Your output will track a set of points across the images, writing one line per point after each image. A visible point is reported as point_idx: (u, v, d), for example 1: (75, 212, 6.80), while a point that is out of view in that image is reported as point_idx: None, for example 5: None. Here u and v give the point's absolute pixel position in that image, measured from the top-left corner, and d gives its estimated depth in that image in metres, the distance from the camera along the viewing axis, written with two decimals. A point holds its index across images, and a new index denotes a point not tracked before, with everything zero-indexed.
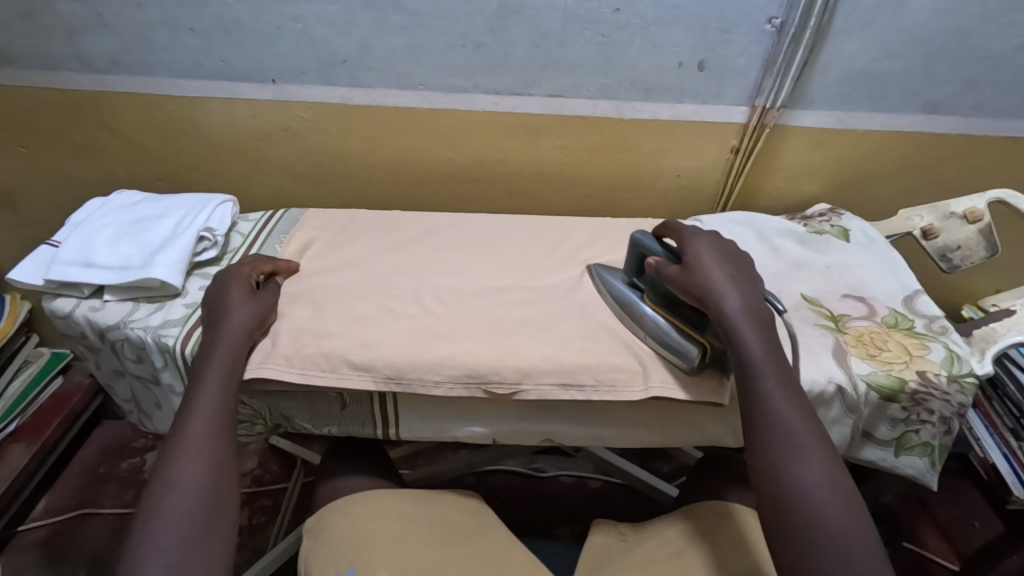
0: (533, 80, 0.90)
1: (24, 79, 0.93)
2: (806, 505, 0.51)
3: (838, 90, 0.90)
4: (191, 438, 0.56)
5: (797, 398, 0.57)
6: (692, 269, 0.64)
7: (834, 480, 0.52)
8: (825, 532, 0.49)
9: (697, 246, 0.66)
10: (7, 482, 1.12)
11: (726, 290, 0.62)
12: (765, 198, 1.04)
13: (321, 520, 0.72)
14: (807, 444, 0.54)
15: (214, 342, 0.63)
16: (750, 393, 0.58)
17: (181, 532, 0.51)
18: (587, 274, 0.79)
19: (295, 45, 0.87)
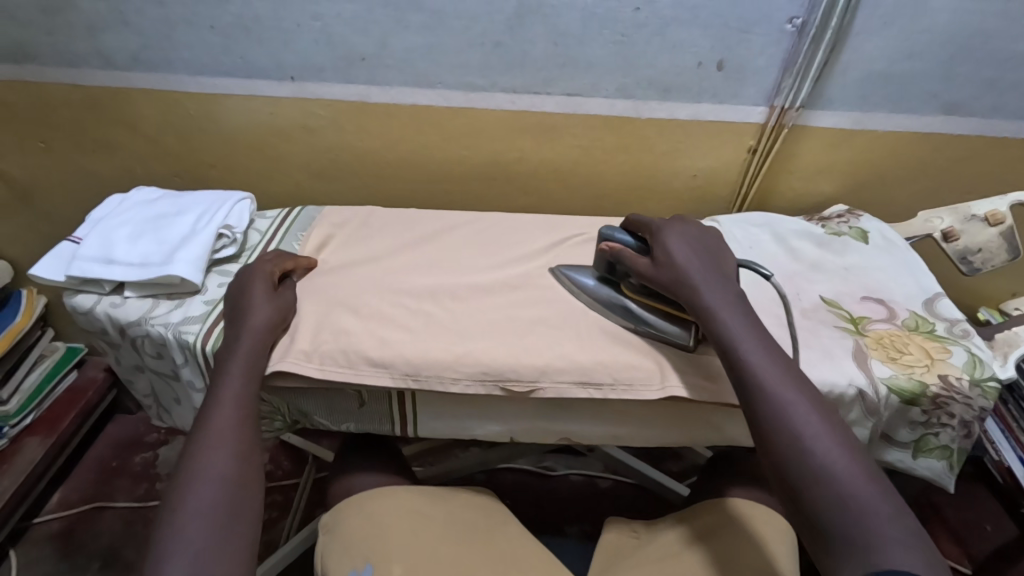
0: (551, 80, 0.90)
1: (45, 76, 0.93)
2: (809, 463, 0.51)
3: (857, 90, 0.90)
4: (216, 429, 0.57)
5: (779, 361, 0.57)
6: (665, 257, 0.66)
7: (829, 423, 0.53)
8: (834, 477, 0.50)
9: (664, 235, 0.69)
10: (23, 475, 1.14)
11: (692, 267, 0.65)
12: (781, 199, 1.04)
13: (337, 516, 0.73)
14: (804, 407, 0.54)
15: (236, 337, 0.64)
16: (733, 364, 0.58)
17: (207, 522, 0.50)
18: (552, 277, 0.79)
19: (314, 42, 0.87)
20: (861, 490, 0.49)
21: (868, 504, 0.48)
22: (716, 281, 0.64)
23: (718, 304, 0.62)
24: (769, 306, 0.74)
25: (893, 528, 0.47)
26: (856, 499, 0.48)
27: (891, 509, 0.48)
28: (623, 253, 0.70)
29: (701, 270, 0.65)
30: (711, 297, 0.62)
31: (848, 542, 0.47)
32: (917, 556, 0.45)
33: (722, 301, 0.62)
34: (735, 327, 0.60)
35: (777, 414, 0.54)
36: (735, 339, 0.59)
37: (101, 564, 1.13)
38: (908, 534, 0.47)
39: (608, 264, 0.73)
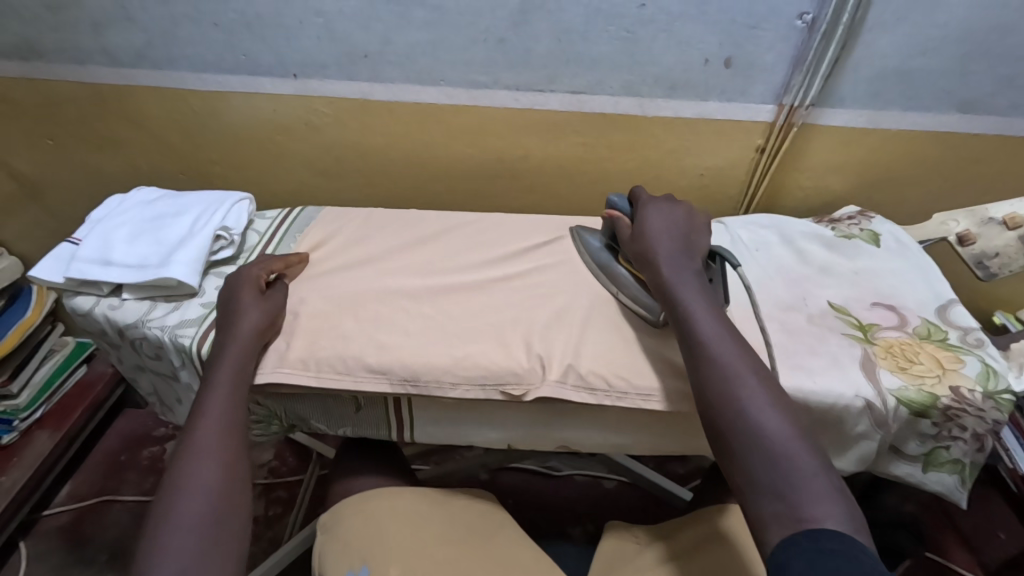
0: (555, 77, 0.88)
1: (50, 73, 0.93)
2: (739, 417, 0.51)
3: (870, 88, 0.87)
4: (201, 438, 0.56)
5: (729, 329, 0.58)
6: (640, 230, 0.70)
7: (766, 384, 0.53)
8: (760, 431, 0.50)
9: (647, 210, 0.72)
10: (33, 467, 1.15)
11: (660, 237, 0.68)
12: (791, 199, 1.01)
13: (335, 517, 0.72)
14: (744, 369, 0.54)
15: (224, 345, 0.63)
16: (682, 326, 0.60)
17: (192, 534, 0.50)
18: (569, 236, 0.84)
19: (315, 40, 0.86)
20: (800, 462, 0.47)
21: (793, 461, 0.48)
22: (685, 259, 0.66)
23: (678, 280, 0.63)
24: (776, 315, 0.73)
25: (816, 486, 0.46)
26: (795, 472, 0.47)
27: (818, 468, 0.47)
28: (619, 220, 0.75)
29: (667, 241, 0.68)
30: (672, 272, 0.64)
31: (771, 493, 0.47)
32: (837, 513, 0.45)
33: (680, 271, 0.64)
34: (695, 307, 0.60)
35: (727, 392, 0.53)
36: (694, 317, 0.59)
37: (108, 557, 1.14)
38: (843, 506, 0.45)
39: (611, 229, 0.78)
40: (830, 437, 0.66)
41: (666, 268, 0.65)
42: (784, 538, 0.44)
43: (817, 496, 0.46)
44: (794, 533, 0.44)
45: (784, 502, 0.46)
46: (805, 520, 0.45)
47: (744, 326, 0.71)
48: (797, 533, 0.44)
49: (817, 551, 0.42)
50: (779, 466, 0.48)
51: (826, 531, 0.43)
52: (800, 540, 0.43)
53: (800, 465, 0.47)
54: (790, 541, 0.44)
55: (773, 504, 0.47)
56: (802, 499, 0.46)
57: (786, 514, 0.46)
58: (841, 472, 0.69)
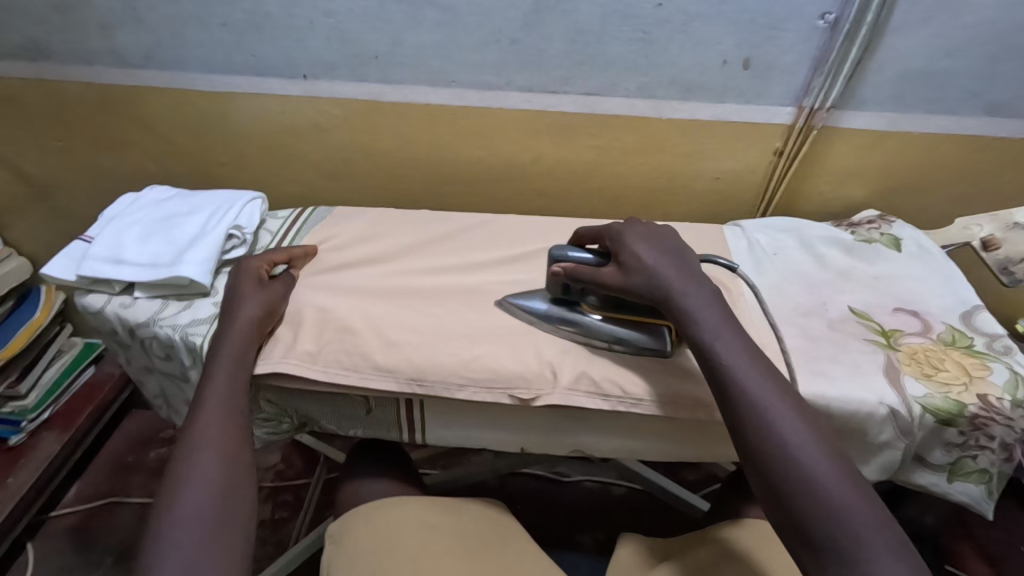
0: (569, 78, 0.87)
1: (63, 74, 0.94)
2: (795, 472, 0.48)
3: (890, 90, 0.85)
4: (202, 431, 0.55)
5: (765, 370, 0.54)
6: (636, 263, 0.63)
7: (814, 433, 0.50)
8: (819, 488, 0.47)
9: (628, 238, 0.65)
10: (40, 468, 1.15)
11: (665, 267, 0.62)
12: (808, 203, 1.00)
13: (343, 527, 0.71)
14: (791, 416, 0.51)
15: (222, 336, 0.62)
16: (716, 369, 0.55)
17: (196, 526, 0.49)
18: (498, 313, 0.71)
19: (328, 40, 0.86)
20: (864, 520, 0.46)
21: (856, 517, 0.46)
22: (695, 287, 0.60)
23: (698, 311, 0.58)
24: (795, 321, 0.72)
25: (882, 543, 0.45)
26: (853, 523, 0.46)
27: (879, 523, 0.46)
28: (585, 270, 0.65)
29: (675, 271, 0.62)
30: (691, 303, 0.59)
31: (835, 552, 0.45)
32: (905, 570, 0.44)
33: (703, 305, 0.59)
34: (723, 344, 0.56)
35: (772, 437, 0.50)
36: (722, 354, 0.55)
37: (114, 560, 1.13)
38: (907, 560, 0.44)
39: (562, 286, 0.68)
40: (853, 445, 0.64)
41: (686, 303, 0.59)
42: None
43: (881, 549, 0.44)
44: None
45: (849, 562, 0.44)
46: None
47: (763, 332, 0.70)
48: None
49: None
50: (839, 519, 0.46)
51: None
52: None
53: (858, 516, 0.46)
54: None
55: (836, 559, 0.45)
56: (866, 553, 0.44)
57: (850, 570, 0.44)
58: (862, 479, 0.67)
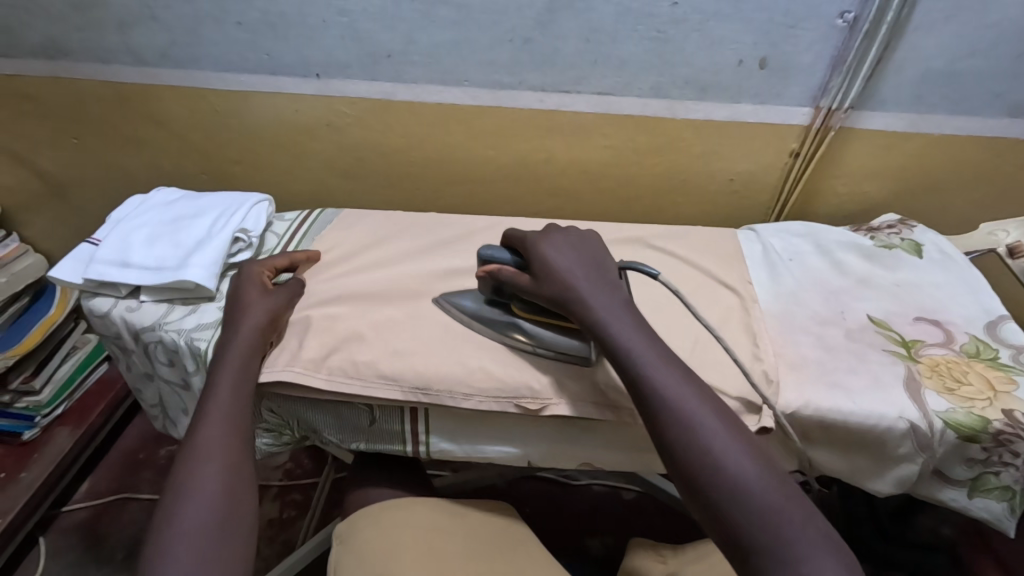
0: (582, 78, 0.85)
1: (76, 72, 0.93)
2: (715, 467, 0.46)
3: (913, 90, 0.83)
4: (203, 443, 0.54)
5: (679, 368, 0.53)
6: (549, 271, 0.62)
7: (729, 427, 0.49)
8: (738, 482, 0.45)
9: (543, 246, 0.64)
10: (53, 464, 1.16)
11: (573, 272, 0.61)
12: (825, 205, 0.97)
13: (350, 528, 0.70)
14: (704, 411, 0.50)
15: (226, 345, 0.62)
16: (627, 371, 0.54)
17: (197, 542, 0.48)
18: (433, 308, 0.71)
19: (338, 39, 0.85)
20: (786, 511, 0.44)
21: (776, 508, 0.44)
22: (606, 294, 0.60)
23: (610, 319, 0.57)
24: (811, 330, 0.70)
25: (808, 534, 0.42)
26: (784, 526, 0.43)
27: (800, 514, 0.44)
28: (504, 271, 0.65)
29: (584, 276, 0.61)
30: (599, 307, 0.58)
31: (763, 548, 0.42)
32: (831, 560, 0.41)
33: (611, 309, 0.58)
34: (641, 351, 0.54)
35: (697, 444, 0.48)
36: (642, 361, 0.53)
37: (124, 557, 1.13)
38: (834, 549, 0.42)
39: (490, 287, 0.68)
40: (870, 458, 0.63)
41: (594, 307, 0.58)
42: None
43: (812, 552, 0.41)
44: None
45: (777, 558, 0.42)
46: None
47: (777, 342, 0.68)
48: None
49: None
50: (765, 522, 0.43)
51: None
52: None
53: (783, 512, 0.43)
54: None
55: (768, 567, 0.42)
56: (798, 557, 0.41)
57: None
58: (878, 493, 0.65)
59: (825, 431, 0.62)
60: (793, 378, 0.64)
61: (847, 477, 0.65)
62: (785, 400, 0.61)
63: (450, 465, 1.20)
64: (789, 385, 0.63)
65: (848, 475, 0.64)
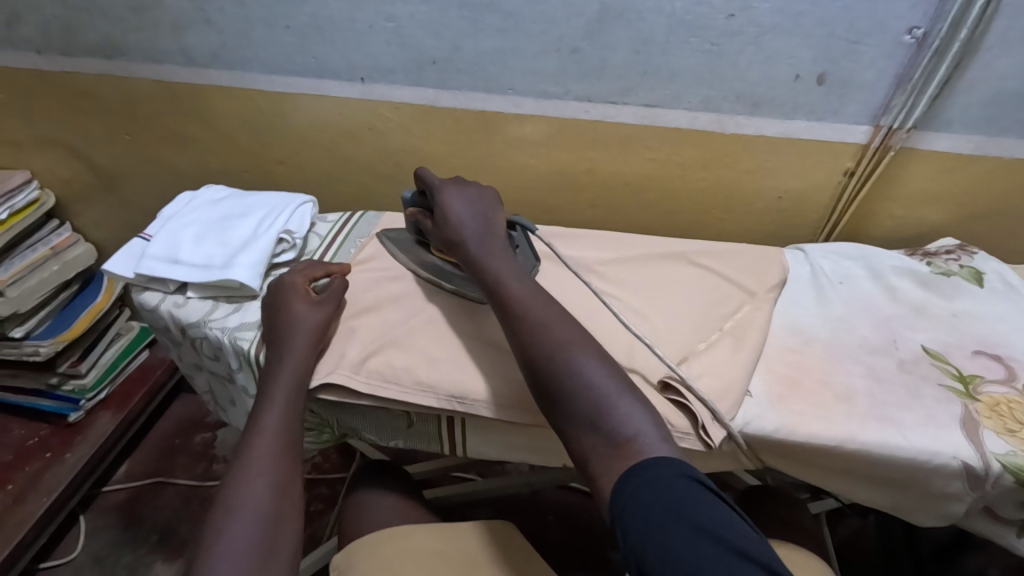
0: (630, 89, 0.84)
1: (132, 71, 0.96)
2: (555, 362, 0.52)
3: (982, 112, 0.79)
4: (255, 461, 0.55)
5: (535, 287, 0.60)
6: (442, 217, 0.67)
7: (571, 328, 0.55)
8: (572, 370, 0.51)
9: (443, 193, 0.69)
10: (96, 446, 1.20)
11: (459, 214, 0.67)
12: (879, 227, 0.93)
13: (349, 557, 0.66)
14: (551, 318, 0.55)
15: (279, 360, 0.62)
16: (491, 291, 0.60)
17: (246, 559, 0.49)
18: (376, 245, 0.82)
19: (387, 45, 0.85)
20: (610, 389, 0.50)
21: (603, 388, 0.50)
22: (486, 234, 0.65)
23: (484, 254, 0.63)
24: (861, 358, 0.67)
25: (628, 408, 0.49)
26: (609, 403, 0.49)
27: (623, 390, 0.50)
28: (413, 214, 0.74)
29: (471, 218, 0.67)
30: (475, 244, 0.64)
31: (592, 427, 0.48)
32: (647, 425, 0.48)
33: (485, 245, 0.64)
34: (503, 273, 0.60)
35: (541, 344, 0.53)
36: (505, 284, 0.59)
37: (157, 539, 1.16)
38: (651, 416, 0.49)
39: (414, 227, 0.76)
40: (915, 495, 0.60)
41: (470, 241, 0.64)
42: (624, 474, 0.45)
43: (628, 417, 0.48)
44: (629, 468, 0.45)
45: (608, 434, 0.48)
46: (627, 443, 0.47)
47: (827, 370, 0.66)
48: (634, 465, 0.45)
49: (647, 484, 0.43)
50: (596, 401, 0.49)
51: (650, 459, 0.45)
52: (630, 480, 0.44)
53: (611, 391, 0.50)
54: (626, 476, 0.45)
55: (599, 444, 0.48)
56: (620, 428, 0.48)
57: (611, 450, 0.47)
58: (919, 525, 0.63)
59: (867, 467, 0.59)
60: (840, 410, 0.61)
61: (890, 510, 0.62)
62: (829, 431, 0.59)
63: (475, 470, 1.20)
64: (832, 416, 0.60)
65: (890, 509, 0.62)
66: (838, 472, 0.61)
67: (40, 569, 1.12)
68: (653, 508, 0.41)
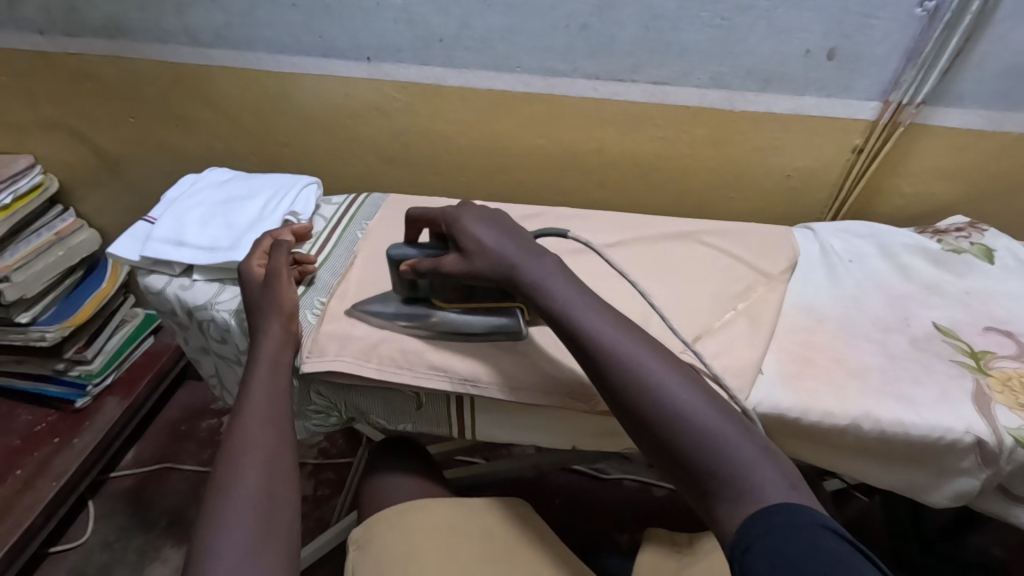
0: (639, 65, 0.83)
1: (135, 52, 0.95)
2: (655, 405, 0.46)
3: (994, 86, 0.78)
4: (244, 441, 0.54)
5: (613, 316, 0.52)
6: (471, 246, 0.58)
7: (664, 362, 0.48)
8: (677, 414, 0.45)
9: (463, 219, 0.60)
10: (104, 431, 1.21)
11: (499, 241, 0.58)
12: (888, 206, 0.92)
13: (365, 535, 0.66)
14: (640, 352, 0.49)
15: (255, 345, 0.62)
16: (564, 325, 0.53)
17: (244, 536, 0.47)
18: (357, 317, 0.66)
19: (392, 22, 0.84)
20: (721, 430, 0.44)
21: (715, 431, 0.44)
22: (533, 255, 0.57)
23: (543, 279, 0.55)
24: (872, 335, 0.67)
25: (748, 451, 0.43)
26: (725, 447, 0.43)
27: (739, 432, 0.44)
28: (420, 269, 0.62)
29: (511, 241, 0.58)
30: (529, 270, 0.56)
31: (710, 474, 0.43)
32: (771, 469, 0.42)
33: (542, 269, 0.56)
34: (574, 303, 0.53)
35: (636, 385, 0.47)
36: (578, 316, 0.52)
37: (167, 523, 1.17)
38: (772, 458, 0.43)
39: (411, 284, 0.64)
40: (927, 471, 0.60)
41: (521, 267, 0.56)
42: (750, 523, 0.40)
43: (751, 462, 0.42)
44: (754, 515, 0.40)
45: (728, 480, 0.42)
46: (750, 490, 0.41)
47: (839, 347, 0.66)
48: (762, 513, 0.40)
49: (775, 529, 0.38)
50: (711, 445, 0.44)
51: (774, 507, 0.40)
52: (753, 526, 0.39)
53: (724, 432, 0.44)
54: (753, 526, 0.39)
55: (718, 493, 0.43)
56: (742, 473, 0.42)
57: (732, 498, 0.42)
58: (931, 503, 0.63)
59: (879, 445, 0.59)
60: (854, 387, 0.61)
61: (903, 489, 0.62)
62: (841, 408, 0.59)
63: (482, 453, 1.20)
64: (844, 394, 0.60)
65: (902, 488, 0.62)
66: (850, 451, 0.61)
67: (52, 553, 1.13)
68: (781, 548, 0.37)
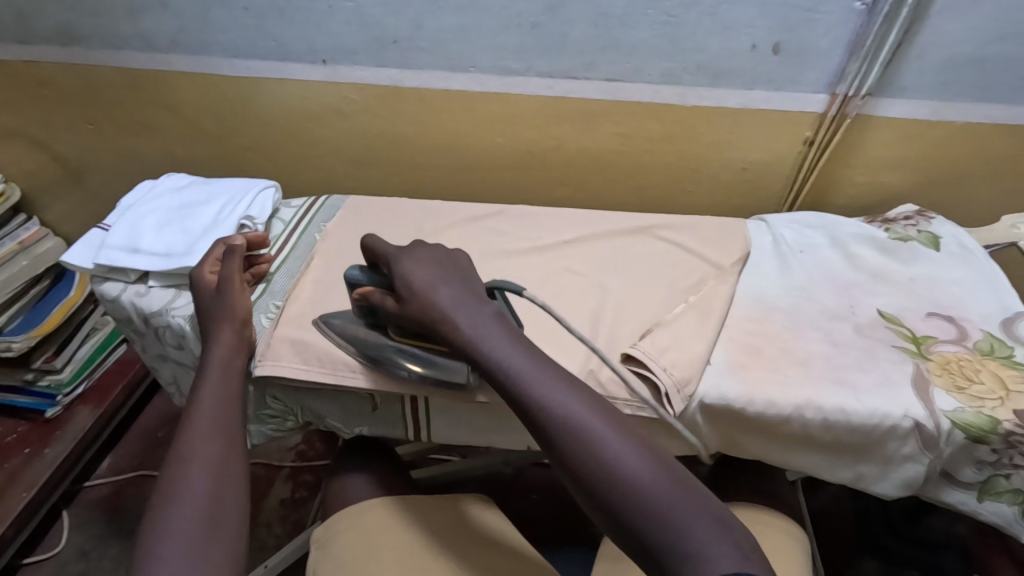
0: (592, 63, 0.83)
1: (90, 58, 0.95)
2: (600, 469, 0.45)
3: (936, 77, 0.80)
4: (191, 447, 0.54)
5: (555, 372, 0.51)
6: (407, 291, 0.56)
7: (606, 422, 0.47)
8: (623, 479, 0.44)
9: (404, 262, 0.58)
10: (75, 441, 1.20)
11: (435, 290, 0.56)
12: (842, 196, 0.94)
13: (325, 539, 0.66)
14: (583, 413, 0.47)
15: (207, 351, 0.63)
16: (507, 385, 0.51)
17: (184, 541, 0.48)
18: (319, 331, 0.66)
19: (346, 25, 0.84)
20: (668, 494, 0.43)
21: (661, 495, 0.43)
22: (474, 307, 0.55)
23: (483, 336, 0.53)
24: (819, 324, 0.69)
25: (697, 516, 0.42)
26: (672, 512, 0.42)
27: (685, 493, 0.43)
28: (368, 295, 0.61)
29: (450, 291, 0.56)
30: (469, 324, 0.54)
31: (657, 540, 0.42)
32: (717, 533, 0.41)
33: (481, 323, 0.54)
34: (515, 361, 0.51)
35: (582, 450, 0.46)
36: (521, 376, 0.50)
37: None
38: (720, 520, 0.42)
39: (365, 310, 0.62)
40: (873, 460, 0.61)
41: (459, 320, 0.54)
42: None
43: (697, 526, 0.41)
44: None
45: (677, 546, 0.41)
46: (698, 557, 0.40)
47: (786, 336, 0.67)
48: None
49: None
50: (658, 511, 0.42)
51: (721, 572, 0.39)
52: None
53: (670, 495, 0.43)
54: None
55: (666, 558, 0.41)
56: (689, 538, 0.41)
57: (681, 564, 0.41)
58: (882, 497, 0.63)
59: (824, 433, 0.60)
60: (798, 375, 0.62)
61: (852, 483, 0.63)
62: (785, 396, 0.60)
63: (458, 451, 1.21)
64: (787, 383, 0.61)
65: (851, 480, 0.63)
66: (797, 440, 0.62)
67: (25, 565, 1.12)
68: None
